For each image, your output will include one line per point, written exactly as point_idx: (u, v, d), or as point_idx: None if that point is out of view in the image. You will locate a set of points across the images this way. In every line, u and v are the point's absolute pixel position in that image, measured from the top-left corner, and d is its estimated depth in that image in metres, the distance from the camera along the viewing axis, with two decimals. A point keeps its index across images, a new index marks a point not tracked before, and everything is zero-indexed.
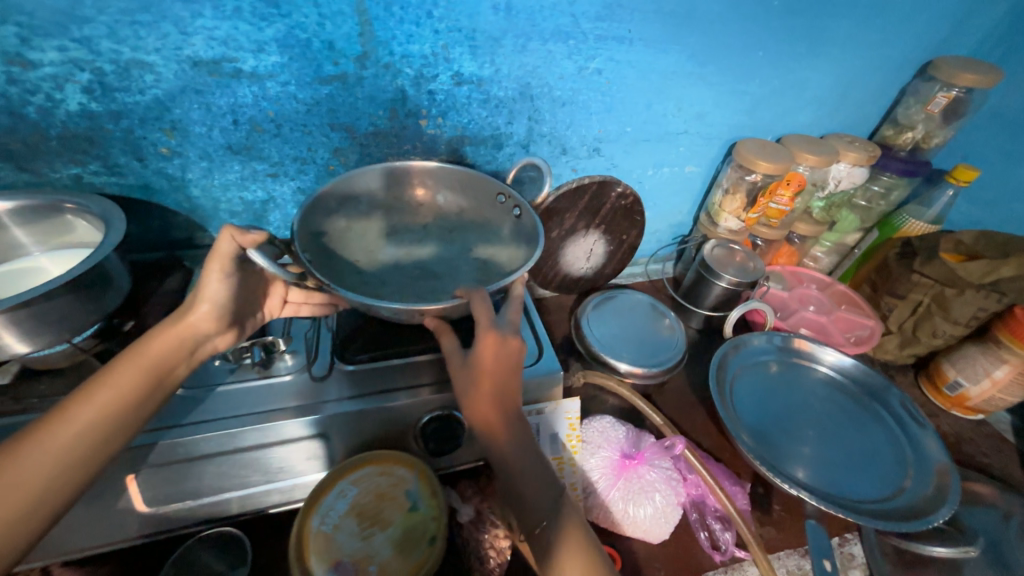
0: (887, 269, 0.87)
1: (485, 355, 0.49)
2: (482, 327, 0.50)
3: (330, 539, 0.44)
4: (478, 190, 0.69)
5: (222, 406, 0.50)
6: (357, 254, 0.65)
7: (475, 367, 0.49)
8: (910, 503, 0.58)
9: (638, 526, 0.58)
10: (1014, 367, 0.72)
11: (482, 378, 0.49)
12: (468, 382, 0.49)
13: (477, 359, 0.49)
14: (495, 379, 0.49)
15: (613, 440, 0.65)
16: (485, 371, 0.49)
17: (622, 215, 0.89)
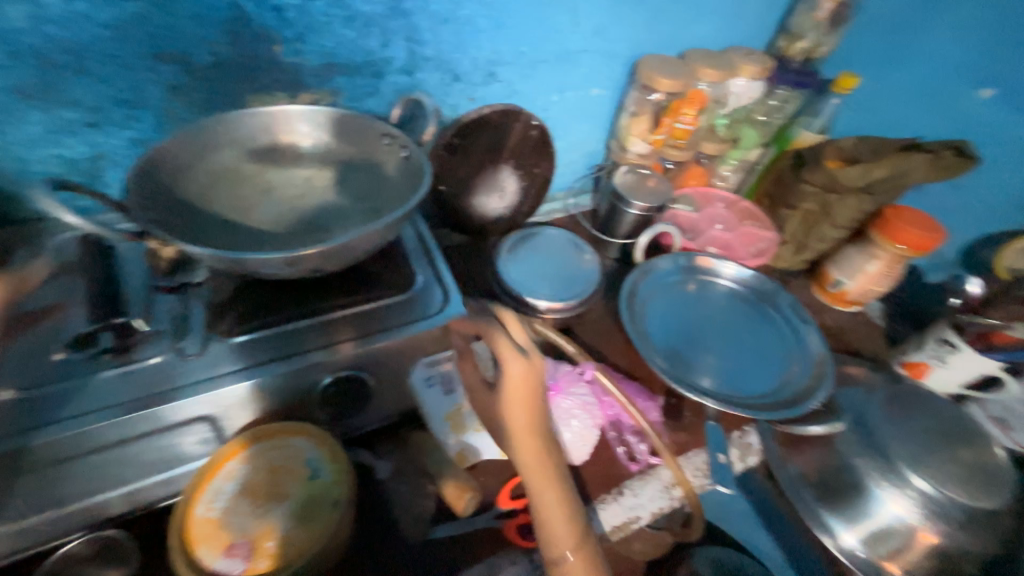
0: (783, 181, 0.92)
1: (519, 374, 0.55)
2: (510, 353, 0.55)
3: (220, 523, 0.40)
4: (362, 134, 0.63)
5: (84, 404, 0.44)
6: (227, 213, 0.56)
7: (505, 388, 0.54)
8: (794, 393, 0.65)
9: (560, 452, 0.60)
10: (884, 261, 0.81)
11: (517, 394, 0.54)
12: (502, 406, 0.54)
13: (510, 379, 0.54)
14: (508, 398, 0.54)
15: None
16: (513, 404, 0.54)
17: (528, 147, 0.84)
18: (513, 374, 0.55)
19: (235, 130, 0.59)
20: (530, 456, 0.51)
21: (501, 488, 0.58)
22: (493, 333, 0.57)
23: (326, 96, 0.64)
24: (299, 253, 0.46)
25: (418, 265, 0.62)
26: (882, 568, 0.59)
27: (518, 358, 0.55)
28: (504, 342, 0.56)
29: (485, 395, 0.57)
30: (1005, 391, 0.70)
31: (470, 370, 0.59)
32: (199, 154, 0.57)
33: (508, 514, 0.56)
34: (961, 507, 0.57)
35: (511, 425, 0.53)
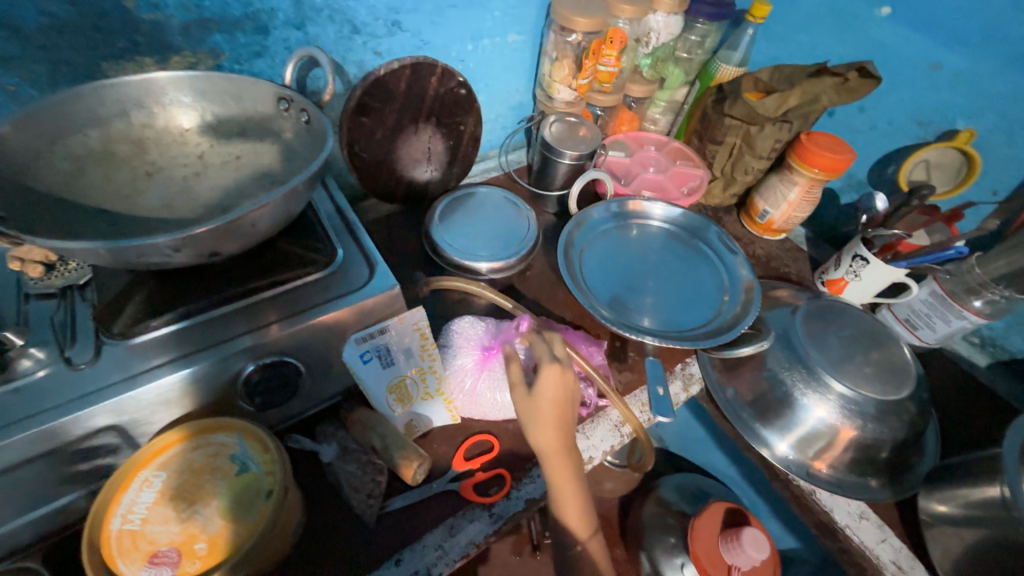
0: (707, 118, 0.92)
1: (554, 384, 0.54)
2: (545, 359, 0.56)
3: (139, 534, 0.37)
4: (254, 100, 0.57)
5: None
6: (105, 203, 0.50)
7: (543, 394, 0.54)
8: (725, 320, 0.68)
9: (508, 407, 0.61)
10: (803, 186, 0.83)
11: (555, 406, 0.54)
12: (539, 412, 0.53)
13: (545, 384, 0.54)
14: (536, 409, 0.54)
15: (473, 337, 0.64)
16: (549, 403, 0.54)
17: (450, 103, 0.80)
18: (548, 387, 0.54)
19: (97, 107, 0.51)
20: (559, 460, 0.53)
21: (455, 451, 0.58)
22: (537, 344, 0.58)
23: (205, 60, 0.58)
24: (189, 232, 0.40)
25: (342, 240, 0.59)
26: (809, 466, 0.65)
27: (554, 367, 0.54)
28: (538, 350, 0.57)
29: (522, 397, 0.55)
30: (910, 296, 0.75)
31: (514, 368, 0.56)
32: (56, 139, 0.49)
33: (464, 474, 0.57)
34: (874, 401, 0.62)
35: (542, 436, 0.53)
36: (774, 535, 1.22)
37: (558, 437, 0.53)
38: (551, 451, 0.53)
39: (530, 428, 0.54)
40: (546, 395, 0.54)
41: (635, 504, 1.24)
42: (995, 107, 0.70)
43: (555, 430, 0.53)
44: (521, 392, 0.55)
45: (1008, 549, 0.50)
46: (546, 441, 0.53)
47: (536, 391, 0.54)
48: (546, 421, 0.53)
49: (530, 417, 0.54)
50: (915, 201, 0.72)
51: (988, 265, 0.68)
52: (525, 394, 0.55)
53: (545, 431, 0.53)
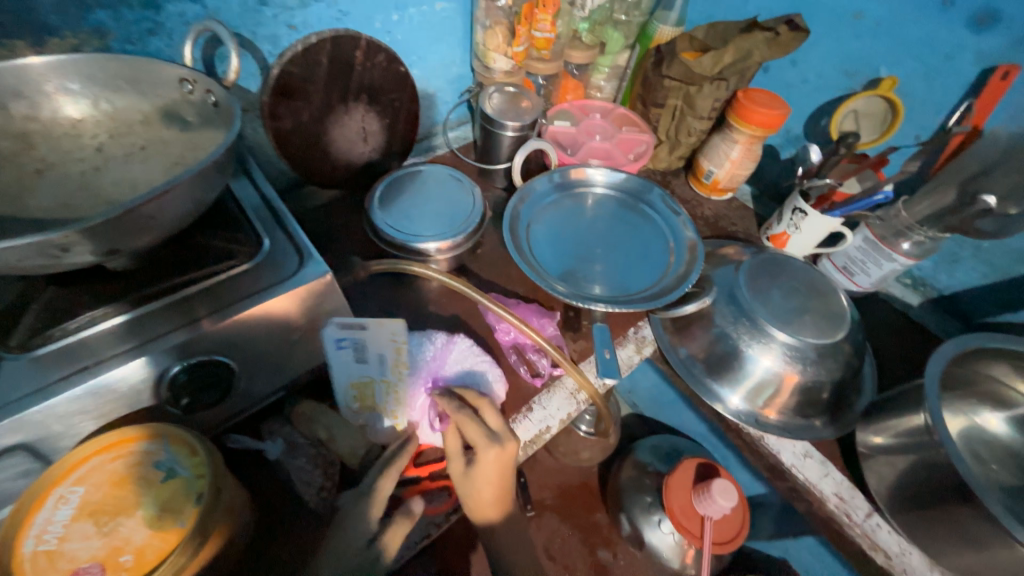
0: (648, 81, 0.91)
1: (491, 467, 0.53)
2: (483, 444, 0.52)
3: (57, 554, 0.35)
4: (154, 83, 0.53)
5: None
6: None
7: (480, 475, 0.53)
8: (671, 280, 0.68)
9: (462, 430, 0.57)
10: (744, 143, 0.84)
11: (490, 488, 0.53)
12: (474, 492, 0.54)
13: (483, 468, 0.53)
14: (476, 487, 0.54)
15: (422, 362, 0.60)
16: (487, 486, 0.53)
17: (381, 78, 0.76)
18: (486, 469, 0.53)
19: None
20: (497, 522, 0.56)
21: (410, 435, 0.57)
22: (467, 425, 0.53)
23: (90, 40, 0.53)
24: (77, 226, 0.36)
25: (268, 229, 0.55)
26: (759, 414, 0.68)
27: (493, 454, 0.52)
28: (475, 433, 0.52)
29: (458, 472, 0.54)
30: (846, 244, 0.77)
31: (453, 441, 0.55)
32: None
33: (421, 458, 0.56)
34: (814, 346, 0.64)
35: (476, 508, 0.55)
36: (744, 483, 1.28)
37: (495, 508, 0.55)
38: (489, 516, 0.56)
39: (468, 502, 0.55)
40: (483, 479, 0.53)
41: (612, 469, 1.27)
42: (914, 52, 0.72)
43: (493, 500, 0.54)
44: (458, 468, 0.54)
45: (932, 469, 0.54)
46: (484, 511, 0.55)
47: (473, 472, 0.54)
48: (484, 501, 0.54)
49: (468, 490, 0.54)
50: (844, 149, 0.75)
51: (912, 208, 0.70)
52: (462, 471, 0.54)
53: (479, 506, 0.55)
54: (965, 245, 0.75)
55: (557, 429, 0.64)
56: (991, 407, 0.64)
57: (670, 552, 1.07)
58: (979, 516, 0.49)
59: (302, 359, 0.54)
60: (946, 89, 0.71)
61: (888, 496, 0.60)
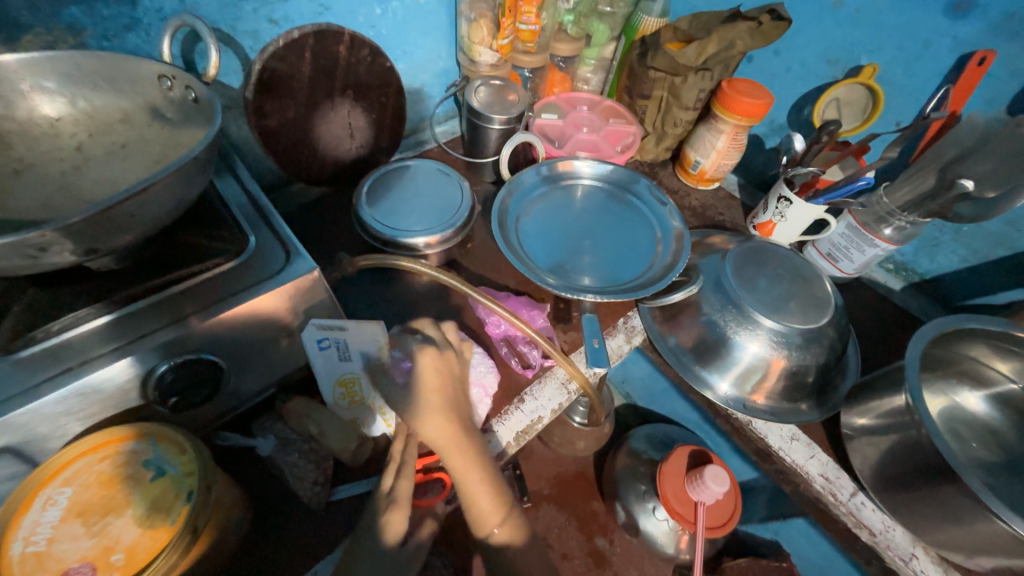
0: (633, 72, 0.91)
1: (429, 368, 0.53)
2: (415, 350, 0.54)
3: (46, 556, 0.35)
4: (131, 80, 0.52)
5: None
6: None
7: (420, 382, 0.52)
8: (659, 270, 0.69)
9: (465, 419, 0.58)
10: (729, 133, 0.84)
11: (437, 394, 0.52)
12: (420, 402, 0.51)
13: (421, 370, 0.53)
14: (425, 399, 0.51)
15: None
16: (431, 386, 0.52)
17: (365, 72, 0.75)
18: (426, 371, 0.53)
19: None
20: (457, 446, 0.51)
21: None
22: (418, 332, 0.57)
23: (66, 38, 0.52)
24: (58, 224, 0.36)
25: (254, 227, 0.55)
26: (747, 400, 0.69)
27: (425, 354, 0.53)
28: (413, 344, 0.54)
29: (395, 393, 0.52)
30: (830, 231, 0.78)
31: (381, 373, 0.53)
32: None
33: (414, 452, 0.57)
34: (799, 331, 0.66)
35: (429, 430, 0.50)
36: (737, 469, 1.30)
37: (451, 426, 0.51)
38: (449, 441, 0.51)
39: (422, 428, 0.51)
40: (428, 383, 0.52)
41: (608, 459, 1.29)
42: (893, 40, 0.73)
43: (444, 421, 0.51)
44: (396, 389, 0.52)
45: (913, 448, 0.56)
46: (441, 435, 0.51)
47: (414, 382, 0.52)
48: (433, 411, 0.51)
49: (416, 413, 0.51)
50: (825, 136, 0.76)
51: (894, 193, 0.71)
52: (402, 390, 0.52)
53: (430, 422, 0.50)
54: (946, 229, 0.76)
55: (549, 419, 0.64)
56: (971, 386, 0.65)
57: (665, 539, 1.08)
58: (958, 491, 0.51)
59: (292, 354, 0.54)
60: (925, 76, 0.72)
61: (871, 475, 0.62)
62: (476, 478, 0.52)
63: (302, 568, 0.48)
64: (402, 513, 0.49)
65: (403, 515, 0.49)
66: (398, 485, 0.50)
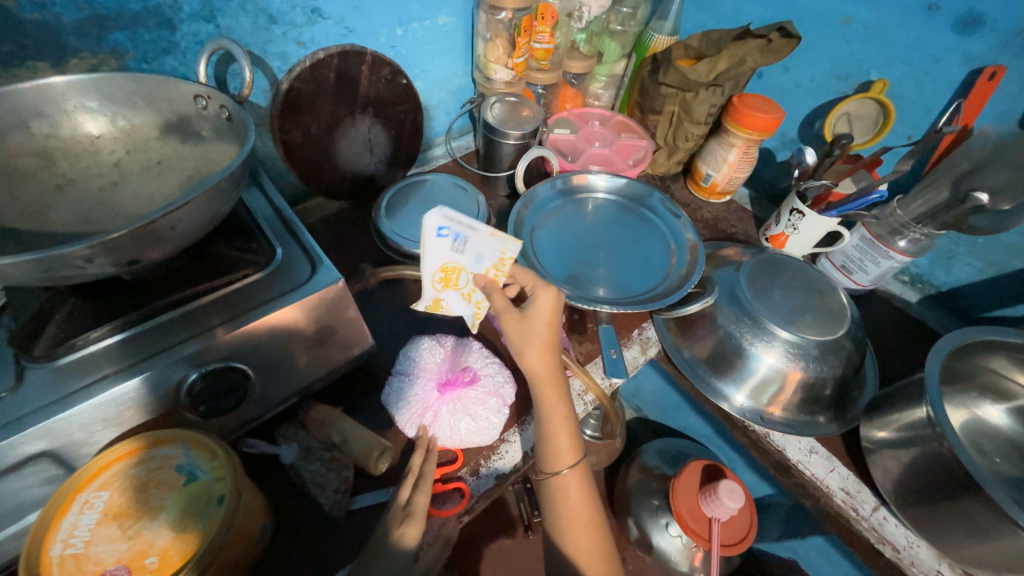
0: (645, 88, 0.93)
1: (548, 306, 0.56)
2: (540, 285, 0.57)
3: (83, 558, 0.36)
4: (168, 99, 0.54)
5: None
6: (12, 218, 0.48)
7: (536, 314, 0.56)
8: (674, 281, 0.70)
9: (479, 432, 0.58)
10: (741, 147, 0.86)
11: (547, 327, 0.55)
12: (533, 333, 0.55)
13: (539, 306, 0.56)
14: (532, 328, 0.55)
15: (431, 368, 0.62)
16: (543, 323, 0.55)
17: (385, 90, 0.78)
18: (543, 309, 0.56)
19: None
20: (551, 377, 0.55)
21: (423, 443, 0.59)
22: (523, 272, 0.58)
23: (108, 60, 0.55)
24: (102, 237, 0.38)
25: (281, 239, 0.57)
26: (763, 412, 0.69)
27: (550, 292, 0.56)
28: (531, 278, 0.57)
29: (515, 318, 0.56)
30: (844, 243, 0.79)
31: (499, 298, 0.56)
32: None
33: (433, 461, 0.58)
34: (816, 343, 0.66)
35: (533, 358, 0.55)
36: (751, 485, 1.28)
37: (551, 358, 0.55)
38: (546, 371, 0.55)
39: (527, 349, 0.55)
40: (540, 317, 0.55)
41: (619, 473, 1.28)
42: (903, 56, 0.74)
43: (548, 349, 0.55)
44: (513, 316, 0.56)
45: (935, 461, 0.55)
46: (541, 363, 0.55)
47: (528, 313, 0.56)
48: (544, 342, 0.55)
49: (528, 339, 0.55)
50: (838, 150, 0.77)
51: (907, 206, 0.72)
52: (518, 317, 0.56)
53: (536, 352, 0.54)
54: (961, 241, 0.76)
55: None
56: (992, 399, 0.65)
57: (679, 556, 1.07)
58: (984, 506, 0.50)
59: (314, 362, 0.55)
60: (936, 91, 0.73)
61: (893, 490, 0.61)
62: (558, 412, 0.56)
63: None
64: (417, 527, 0.49)
65: (419, 529, 0.49)
66: (415, 499, 0.51)
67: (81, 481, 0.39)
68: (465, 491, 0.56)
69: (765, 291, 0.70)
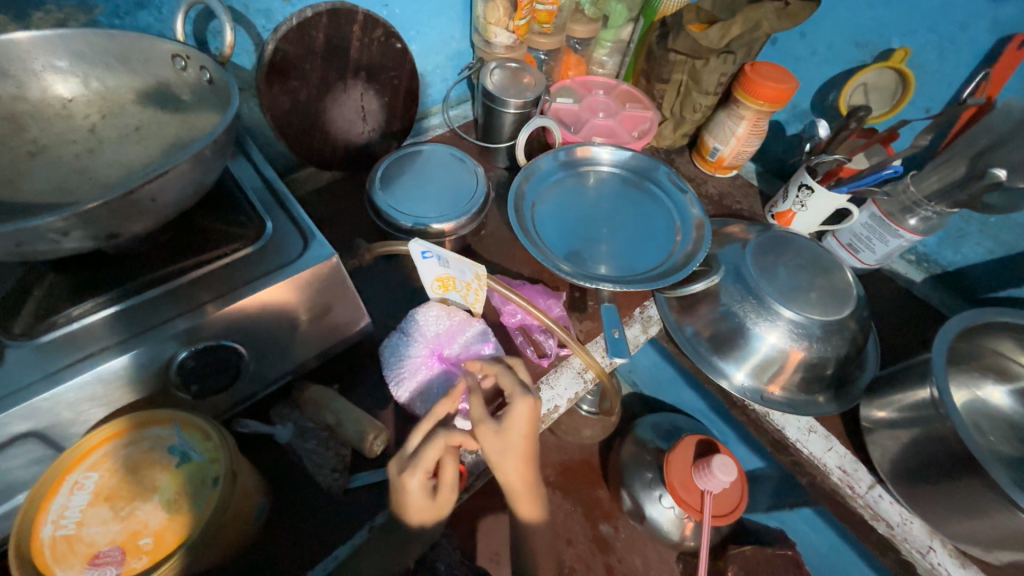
0: (653, 55, 0.89)
1: (523, 417, 0.51)
2: (517, 392, 0.51)
3: (76, 539, 0.35)
4: (145, 59, 0.50)
5: None
6: None
7: (513, 428, 0.50)
8: (678, 260, 0.68)
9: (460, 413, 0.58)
10: (750, 119, 0.82)
11: (525, 439, 0.51)
12: (511, 447, 0.50)
13: (515, 420, 0.50)
14: (508, 443, 0.50)
15: (430, 335, 0.61)
16: (520, 438, 0.50)
17: (378, 53, 0.74)
18: (519, 424, 0.50)
19: None
20: (526, 489, 0.53)
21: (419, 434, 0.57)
22: (504, 372, 0.53)
23: (76, 15, 0.51)
24: (73, 208, 0.35)
25: (271, 213, 0.54)
26: (764, 391, 0.68)
27: (527, 403, 0.50)
28: (509, 383, 0.52)
29: (490, 433, 0.50)
30: (853, 221, 0.77)
31: (477, 404, 0.51)
32: None
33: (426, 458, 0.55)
34: (819, 323, 0.65)
35: (513, 468, 0.51)
36: (743, 459, 1.30)
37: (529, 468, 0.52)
38: (520, 484, 0.52)
39: (502, 467, 0.51)
40: (516, 434, 0.50)
41: (614, 448, 1.30)
42: (927, 22, 0.70)
43: (523, 465, 0.52)
44: (489, 428, 0.50)
45: (937, 443, 0.55)
46: (515, 476, 0.52)
47: (504, 427, 0.50)
48: (519, 457, 0.51)
49: (504, 456, 0.50)
50: (853, 123, 0.73)
51: (921, 183, 0.70)
52: (494, 431, 0.50)
53: (516, 464, 0.51)
54: (972, 220, 0.75)
55: (565, 409, 0.64)
56: (994, 380, 0.64)
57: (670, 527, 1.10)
58: (984, 487, 0.50)
59: (311, 338, 0.54)
60: (958, 61, 0.70)
61: (890, 468, 0.61)
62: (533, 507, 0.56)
63: (325, 552, 0.48)
64: (421, 476, 0.46)
65: (417, 477, 0.46)
66: (425, 453, 0.47)
67: (71, 464, 0.38)
68: (464, 470, 0.56)
69: (763, 270, 0.68)
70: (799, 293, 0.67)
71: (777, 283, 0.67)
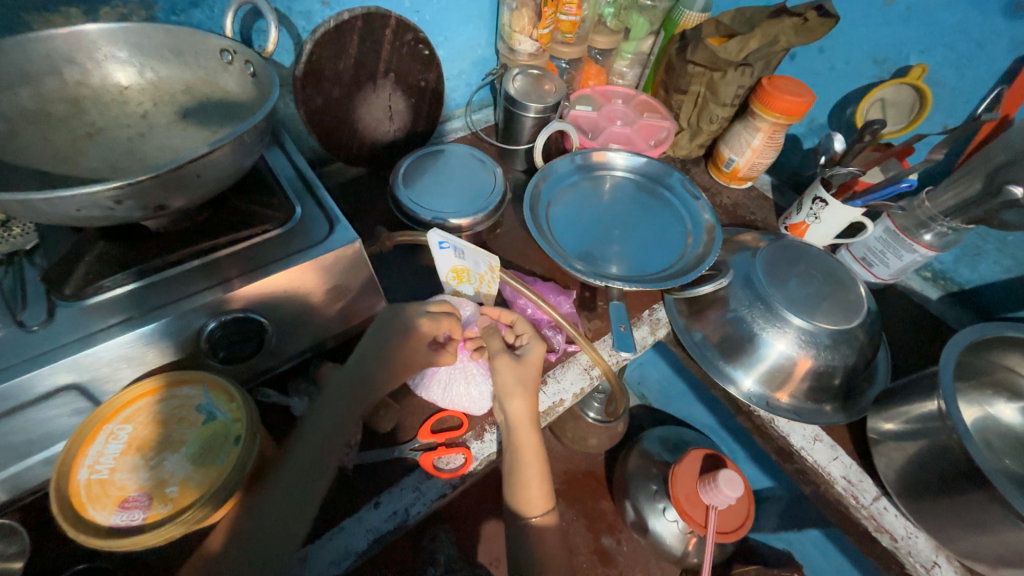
0: (672, 66, 0.90)
1: (539, 356, 0.60)
2: (533, 334, 0.61)
3: (109, 483, 0.38)
4: (198, 53, 0.54)
5: None
6: (46, 159, 0.49)
7: (529, 363, 0.59)
8: (689, 262, 0.69)
9: (472, 396, 0.59)
10: (766, 132, 0.83)
11: (536, 374, 0.58)
12: (524, 376, 0.58)
13: (531, 355, 0.59)
14: (524, 372, 0.58)
15: None
16: (531, 373, 0.58)
17: (408, 56, 0.77)
18: (534, 360, 0.59)
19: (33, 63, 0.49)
20: (531, 429, 0.57)
21: (426, 419, 0.58)
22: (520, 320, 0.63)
23: (137, 11, 0.56)
24: (127, 181, 0.38)
25: (301, 199, 0.58)
26: (770, 397, 0.69)
27: (542, 343, 0.60)
28: (528, 326, 0.62)
29: (508, 361, 0.58)
30: (866, 234, 0.77)
31: (496, 341, 0.60)
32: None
33: (430, 445, 0.57)
34: (828, 330, 0.65)
35: (523, 399, 0.57)
36: (752, 477, 1.28)
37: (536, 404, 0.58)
38: (528, 423, 0.57)
39: (514, 397, 0.57)
40: (531, 364, 0.59)
41: (619, 459, 1.29)
42: (945, 40, 0.71)
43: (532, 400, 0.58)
44: (506, 358, 0.58)
45: (943, 456, 0.55)
46: (528, 412, 0.57)
47: (521, 359, 0.59)
48: (530, 388, 0.57)
49: (514, 387, 0.57)
50: (868, 136, 0.73)
51: (936, 199, 0.69)
52: (511, 360, 0.58)
53: (527, 395, 0.57)
54: (989, 238, 0.74)
55: (570, 403, 0.65)
56: (1005, 398, 0.63)
57: (673, 540, 1.08)
58: (989, 500, 0.50)
59: (332, 318, 0.57)
60: (976, 79, 0.70)
61: (896, 483, 0.61)
62: (533, 459, 0.57)
63: (333, 521, 0.52)
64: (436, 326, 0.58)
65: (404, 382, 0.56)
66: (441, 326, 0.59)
67: (109, 415, 0.41)
68: (468, 455, 0.57)
69: (765, 264, 0.71)
70: (791, 292, 0.68)
71: (773, 275, 0.70)
